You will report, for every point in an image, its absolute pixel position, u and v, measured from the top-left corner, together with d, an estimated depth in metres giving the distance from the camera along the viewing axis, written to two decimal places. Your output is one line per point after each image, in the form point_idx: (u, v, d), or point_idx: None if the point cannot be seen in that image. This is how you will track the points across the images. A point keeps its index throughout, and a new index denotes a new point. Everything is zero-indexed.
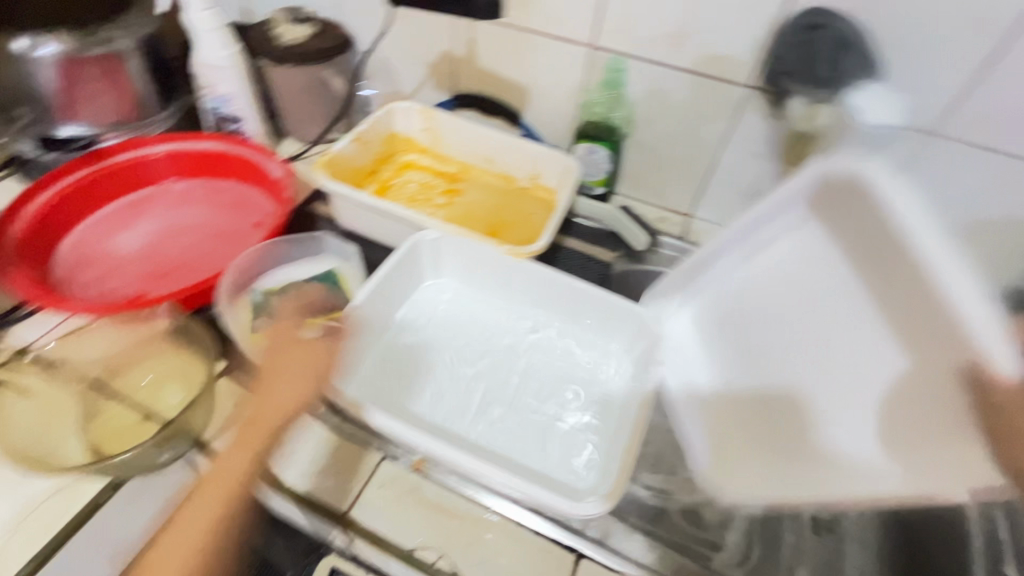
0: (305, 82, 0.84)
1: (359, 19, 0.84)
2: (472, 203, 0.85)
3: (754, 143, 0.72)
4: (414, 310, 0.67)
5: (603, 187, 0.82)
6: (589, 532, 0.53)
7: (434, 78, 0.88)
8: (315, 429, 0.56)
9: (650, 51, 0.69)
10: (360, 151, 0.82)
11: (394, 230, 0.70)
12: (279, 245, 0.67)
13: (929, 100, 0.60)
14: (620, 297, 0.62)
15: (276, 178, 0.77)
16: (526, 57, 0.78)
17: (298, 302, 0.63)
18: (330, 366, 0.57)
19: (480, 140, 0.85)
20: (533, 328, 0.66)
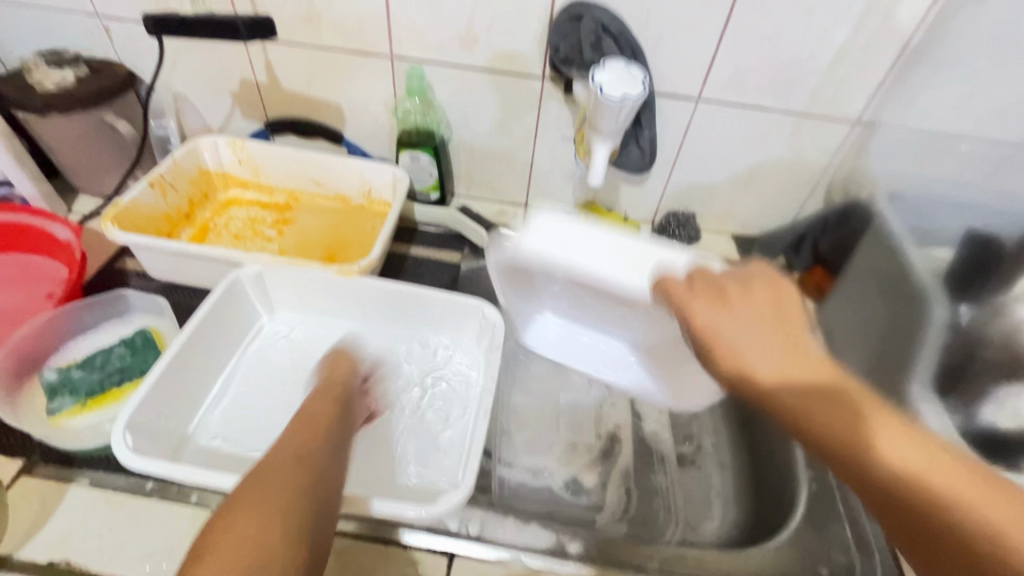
0: (87, 130, 0.75)
1: (137, 53, 0.77)
2: (306, 229, 0.81)
3: (561, 128, 0.77)
4: (254, 353, 0.63)
5: (436, 191, 0.83)
6: (464, 530, 0.54)
7: (240, 107, 0.83)
8: (143, 508, 0.50)
9: (445, 54, 0.71)
10: (166, 196, 0.75)
11: (212, 271, 0.65)
12: (75, 312, 0.59)
13: (687, 71, 0.68)
14: (453, 293, 0.63)
15: (63, 242, 0.67)
16: (328, 74, 0.76)
17: (105, 372, 0.56)
18: (147, 434, 0.51)
19: (300, 163, 0.81)
20: (385, 346, 0.66)
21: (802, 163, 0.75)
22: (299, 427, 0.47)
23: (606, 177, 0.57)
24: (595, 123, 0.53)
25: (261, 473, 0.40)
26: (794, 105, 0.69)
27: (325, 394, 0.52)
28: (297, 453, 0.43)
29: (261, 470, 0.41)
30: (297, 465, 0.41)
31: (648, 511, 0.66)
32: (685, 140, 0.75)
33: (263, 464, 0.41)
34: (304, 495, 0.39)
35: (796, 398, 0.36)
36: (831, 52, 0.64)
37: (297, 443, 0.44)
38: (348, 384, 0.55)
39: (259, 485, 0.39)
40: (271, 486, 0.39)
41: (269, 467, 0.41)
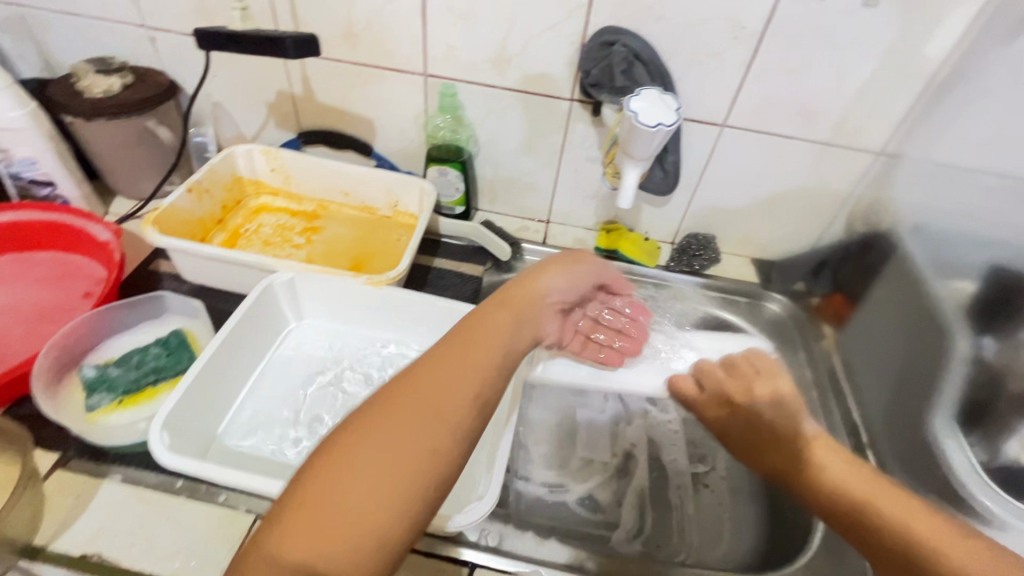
0: (129, 136, 0.78)
1: (180, 64, 0.80)
2: (333, 238, 0.83)
3: (587, 149, 0.78)
4: (283, 357, 0.65)
5: (461, 206, 0.85)
6: (483, 542, 0.54)
7: (274, 118, 0.85)
8: (173, 507, 0.51)
9: (478, 74, 0.73)
10: (201, 201, 0.78)
11: (245, 277, 0.67)
12: (113, 312, 0.61)
13: (713, 98, 0.70)
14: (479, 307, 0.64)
15: (102, 243, 0.69)
16: (363, 89, 0.78)
17: (141, 371, 0.57)
18: (181, 433, 0.52)
19: (331, 174, 0.83)
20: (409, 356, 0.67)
21: (824, 191, 0.76)
22: (465, 334, 0.45)
23: (634, 199, 0.59)
24: (628, 148, 0.55)
25: (434, 371, 0.41)
26: (819, 134, 0.71)
27: (503, 299, 0.50)
28: (499, 358, 0.44)
29: (429, 359, 0.42)
30: (442, 410, 0.38)
31: (663, 530, 0.66)
32: (709, 164, 0.77)
33: (444, 364, 0.41)
34: (453, 420, 0.38)
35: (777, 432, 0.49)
36: (857, 84, 0.66)
37: (457, 368, 0.41)
38: (543, 300, 0.52)
39: (432, 380, 0.40)
40: (415, 413, 0.38)
41: (416, 379, 0.40)
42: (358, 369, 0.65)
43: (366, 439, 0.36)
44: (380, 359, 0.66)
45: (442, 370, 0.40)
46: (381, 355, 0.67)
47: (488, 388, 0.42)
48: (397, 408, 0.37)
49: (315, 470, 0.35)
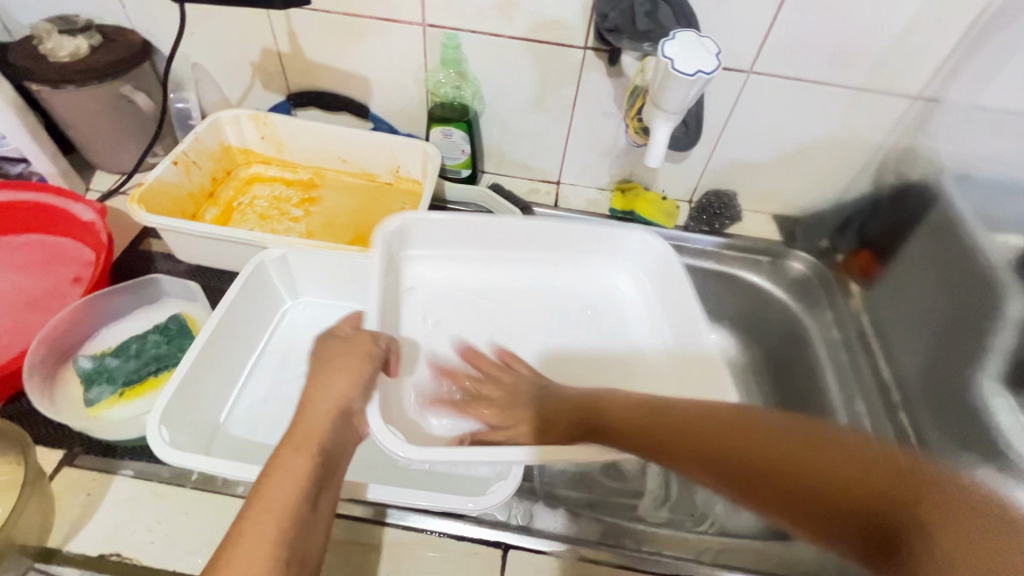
0: (103, 104, 0.71)
1: (151, 20, 0.72)
2: (332, 208, 0.78)
3: (601, 103, 0.73)
4: (280, 340, 0.62)
5: (467, 169, 0.79)
6: (513, 521, 0.53)
7: (260, 79, 0.79)
8: (191, 500, 0.49)
9: (482, 23, 0.67)
10: (189, 173, 0.72)
11: (245, 257, 0.63)
12: (105, 299, 0.57)
13: (740, 41, 0.64)
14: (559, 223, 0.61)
15: (86, 224, 0.64)
16: (357, 44, 0.72)
17: (142, 360, 0.54)
18: (180, 427, 0.49)
19: (326, 140, 0.77)
20: (427, 270, 0.61)
21: (853, 140, 0.71)
22: (270, 498, 0.36)
23: (664, 158, 0.54)
24: (659, 99, 0.50)
25: (258, 497, 0.36)
26: (853, 79, 0.66)
27: (291, 438, 0.40)
28: (305, 485, 0.37)
29: (240, 526, 0.34)
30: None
31: (690, 496, 0.65)
32: (732, 114, 0.71)
33: (257, 500, 0.36)
34: (311, 480, 0.38)
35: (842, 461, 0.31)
36: (899, 22, 0.60)
37: (264, 517, 0.35)
38: (346, 410, 0.43)
39: (266, 502, 0.36)
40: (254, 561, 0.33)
41: (233, 552, 0.33)
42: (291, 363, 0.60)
43: (263, 518, 0.35)
44: (422, 276, 0.61)
45: (278, 477, 0.37)
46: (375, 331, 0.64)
47: (331, 438, 0.41)
48: None
49: None
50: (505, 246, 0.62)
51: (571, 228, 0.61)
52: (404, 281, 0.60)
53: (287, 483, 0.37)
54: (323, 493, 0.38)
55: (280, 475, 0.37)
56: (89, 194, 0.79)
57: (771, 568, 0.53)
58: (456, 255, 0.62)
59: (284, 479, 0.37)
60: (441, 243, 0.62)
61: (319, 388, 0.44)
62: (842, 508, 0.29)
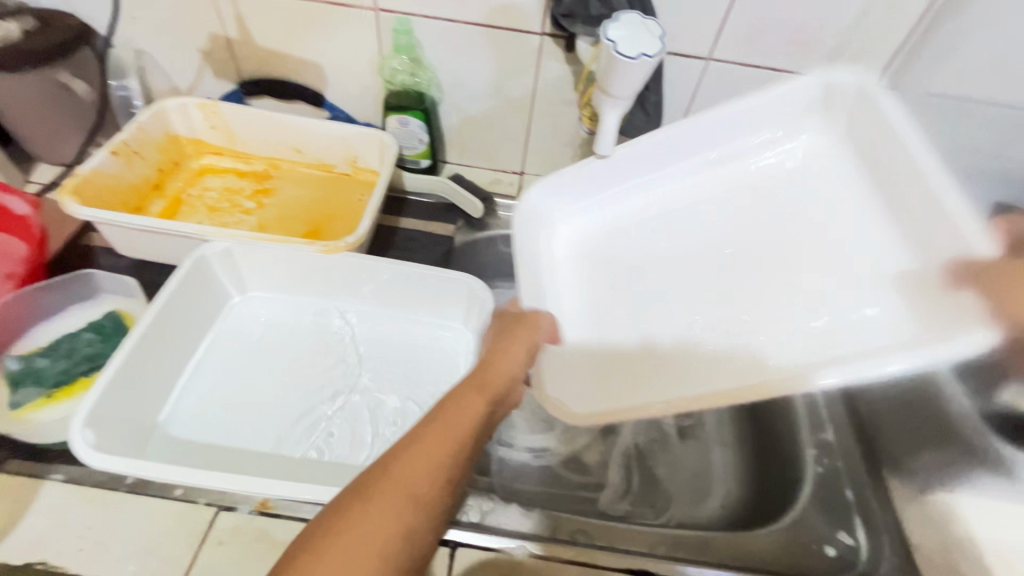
0: (38, 91, 0.68)
1: (89, 3, 0.69)
2: (287, 199, 0.75)
3: (560, 90, 0.71)
4: (225, 335, 0.60)
5: (427, 159, 0.78)
6: (466, 519, 0.52)
7: (210, 67, 0.76)
8: (123, 504, 0.47)
9: (436, 7, 0.65)
10: (132, 164, 0.70)
11: (187, 251, 0.60)
12: (35, 296, 0.55)
13: (699, 27, 0.62)
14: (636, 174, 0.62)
15: (19, 217, 0.60)
16: (307, 30, 0.69)
17: (74, 360, 0.53)
18: (109, 429, 0.47)
19: (278, 129, 0.75)
20: (565, 220, 0.63)
21: None
22: (423, 450, 0.35)
23: (613, 145, 0.54)
24: (605, 86, 0.50)
25: (417, 436, 0.36)
26: (813, 66, 0.65)
27: (474, 384, 0.43)
28: (459, 445, 0.37)
29: (390, 475, 0.33)
30: (370, 555, 0.30)
31: (650, 488, 0.65)
32: (694, 103, 0.70)
33: (395, 460, 0.34)
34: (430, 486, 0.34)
35: None
36: (857, 7, 0.59)
37: (411, 470, 0.34)
38: (516, 376, 0.46)
39: (382, 492, 0.33)
40: (368, 535, 0.31)
41: (342, 522, 0.31)
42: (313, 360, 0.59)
43: (373, 512, 0.32)
44: (560, 237, 0.63)
45: (430, 435, 0.36)
46: (422, 337, 0.62)
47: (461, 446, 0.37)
48: None
49: None
50: (574, 199, 0.63)
51: (650, 159, 0.61)
52: (551, 238, 0.62)
53: (450, 434, 0.37)
54: (459, 470, 0.36)
55: (439, 433, 0.37)
56: (30, 187, 0.75)
57: (725, 559, 0.52)
58: (591, 199, 0.63)
59: (441, 433, 0.37)
60: (567, 207, 0.63)
61: (497, 358, 0.47)
62: None
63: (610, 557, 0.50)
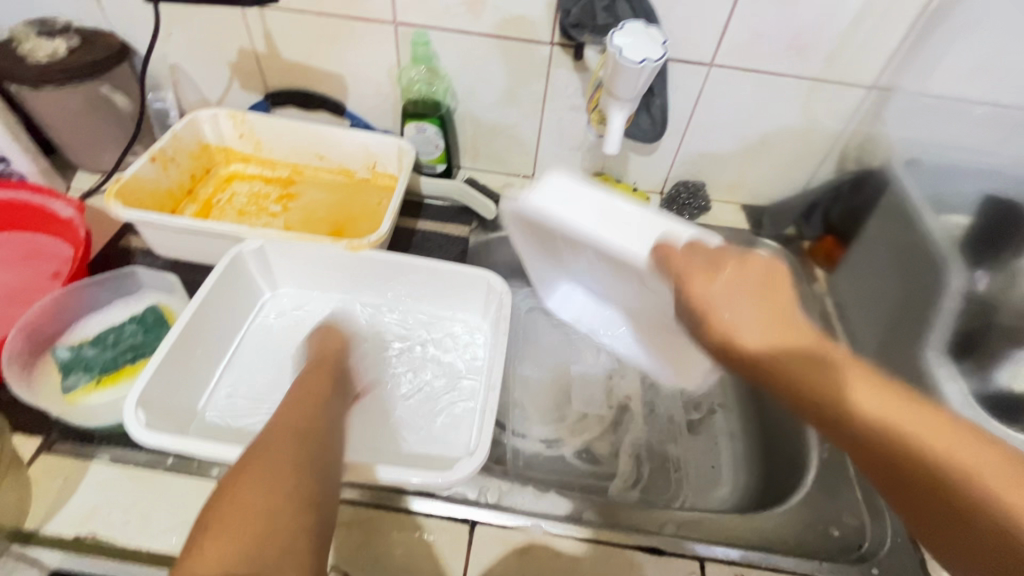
0: (81, 104, 0.73)
1: (129, 22, 0.74)
2: (310, 204, 0.79)
3: (569, 96, 0.75)
4: (257, 330, 0.63)
5: (443, 164, 0.81)
6: (483, 499, 0.55)
7: (238, 80, 0.80)
8: (165, 484, 0.50)
9: (451, 21, 0.69)
10: (167, 170, 0.74)
11: (223, 251, 0.64)
12: (83, 291, 0.59)
13: (700, 34, 0.66)
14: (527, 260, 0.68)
15: (65, 220, 0.65)
16: (330, 43, 0.74)
17: (120, 349, 0.56)
18: (155, 412, 0.51)
19: (302, 137, 0.79)
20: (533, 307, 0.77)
21: (814, 129, 0.74)
22: (288, 408, 0.43)
23: (621, 145, 0.58)
24: (612, 89, 0.54)
25: (290, 410, 0.43)
26: (810, 70, 0.68)
27: (320, 365, 0.51)
28: (298, 411, 0.43)
29: (273, 429, 0.40)
30: (292, 464, 0.37)
31: (660, 477, 0.67)
32: (696, 107, 0.73)
33: (263, 433, 0.40)
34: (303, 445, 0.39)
35: (935, 432, 0.33)
36: (850, 14, 0.62)
37: (298, 409, 0.43)
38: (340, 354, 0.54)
39: (264, 461, 0.36)
40: (270, 455, 0.37)
41: (269, 445, 0.38)
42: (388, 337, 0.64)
43: (255, 478, 0.35)
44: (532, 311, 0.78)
45: (286, 418, 0.42)
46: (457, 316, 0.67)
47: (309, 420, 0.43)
48: (262, 471, 0.36)
49: (222, 500, 0.34)
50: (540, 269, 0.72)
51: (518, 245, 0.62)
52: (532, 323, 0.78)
53: (304, 410, 0.43)
54: (328, 408, 0.45)
55: (288, 411, 0.43)
56: (71, 193, 0.80)
57: (733, 541, 0.54)
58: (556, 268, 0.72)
59: (310, 387, 0.47)
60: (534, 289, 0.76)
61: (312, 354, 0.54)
62: (955, 519, 0.31)
63: (624, 536, 0.53)
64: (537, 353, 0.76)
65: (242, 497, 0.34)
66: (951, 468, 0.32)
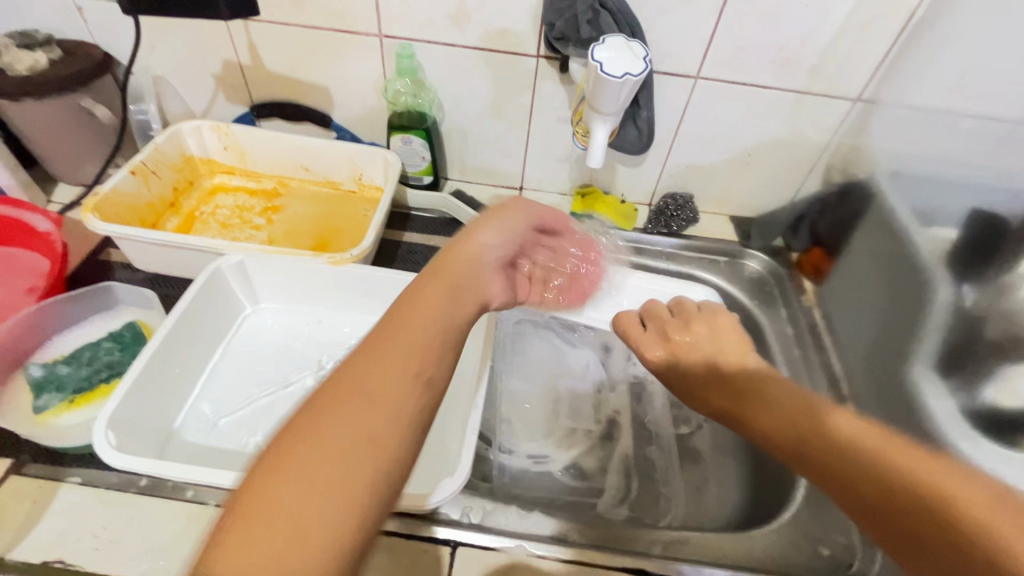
0: (61, 117, 0.72)
1: (112, 34, 0.73)
2: (295, 216, 0.78)
3: (556, 108, 0.75)
4: (237, 347, 0.62)
5: (430, 175, 0.81)
6: (466, 520, 0.53)
7: (223, 91, 0.80)
8: (137, 506, 0.49)
9: (436, 33, 0.69)
10: (149, 183, 0.73)
11: (203, 265, 0.63)
12: (58, 307, 0.58)
13: (685, 47, 0.66)
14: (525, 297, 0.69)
15: (42, 234, 0.64)
16: (315, 55, 0.73)
17: (94, 367, 0.55)
18: (128, 432, 0.49)
19: (287, 149, 0.78)
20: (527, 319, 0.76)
21: (801, 140, 0.74)
22: (442, 304, 0.39)
23: (605, 159, 0.57)
24: (595, 104, 0.53)
25: (395, 321, 0.36)
26: (796, 82, 0.68)
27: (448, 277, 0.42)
28: (437, 337, 0.36)
29: (354, 352, 0.34)
30: (392, 390, 0.32)
31: (649, 494, 0.65)
32: (683, 119, 0.73)
33: (375, 342, 0.34)
34: (417, 397, 0.32)
35: (897, 451, 0.34)
36: (833, 27, 0.62)
37: (391, 346, 0.34)
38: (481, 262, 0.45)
39: (342, 419, 0.30)
40: (358, 393, 0.31)
41: (343, 379, 0.32)
42: None
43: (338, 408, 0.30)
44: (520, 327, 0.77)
45: (423, 298, 0.38)
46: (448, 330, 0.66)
47: (436, 354, 0.35)
48: (338, 410, 0.30)
49: (267, 467, 0.28)
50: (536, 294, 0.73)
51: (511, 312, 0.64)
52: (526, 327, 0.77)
53: (428, 307, 0.38)
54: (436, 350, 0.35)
55: (415, 306, 0.37)
56: (51, 207, 0.79)
57: (720, 561, 0.53)
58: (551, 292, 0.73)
59: (464, 263, 0.44)
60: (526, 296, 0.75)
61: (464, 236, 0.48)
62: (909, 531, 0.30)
63: (609, 556, 0.52)
64: (525, 367, 0.75)
65: (307, 463, 0.28)
66: (903, 479, 0.32)
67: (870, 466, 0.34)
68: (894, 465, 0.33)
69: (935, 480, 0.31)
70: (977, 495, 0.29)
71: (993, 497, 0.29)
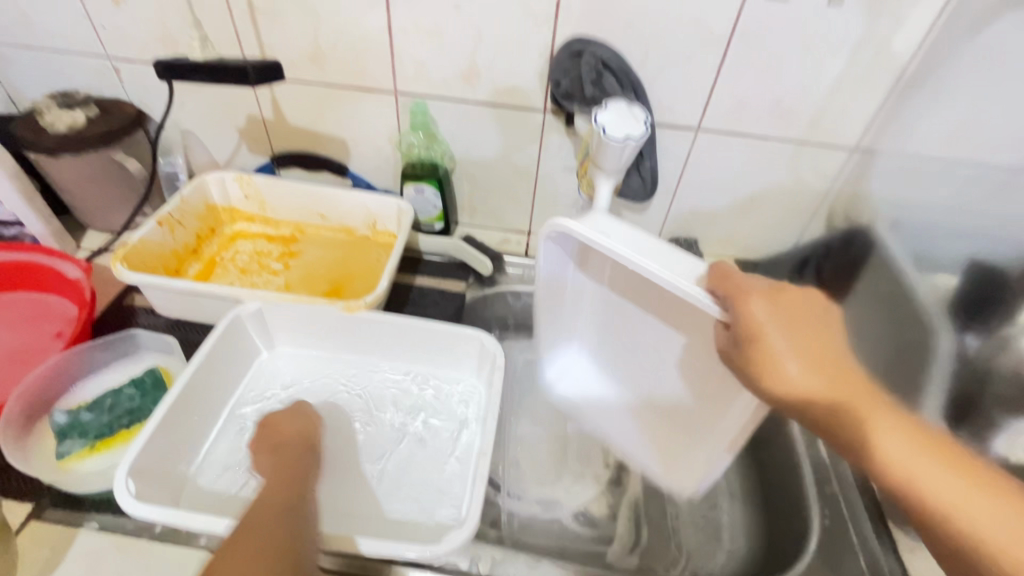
0: (95, 169, 0.76)
1: (146, 93, 0.78)
2: (311, 261, 0.81)
3: (563, 158, 0.78)
4: (254, 391, 0.64)
5: (442, 222, 0.83)
6: (475, 570, 0.53)
7: (247, 143, 0.84)
8: (150, 553, 0.49)
9: (448, 91, 0.73)
10: (174, 232, 0.77)
11: (222, 311, 0.66)
12: (85, 353, 0.60)
13: (686, 102, 0.69)
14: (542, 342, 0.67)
15: (72, 281, 0.67)
16: (334, 110, 0.78)
17: (115, 413, 0.57)
18: (146, 479, 0.51)
19: (305, 197, 0.82)
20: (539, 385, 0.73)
21: (802, 188, 0.76)
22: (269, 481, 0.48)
23: (609, 211, 0.59)
24: (598, 161, 0.56)
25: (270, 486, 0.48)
26: (793, 134, 0.70)
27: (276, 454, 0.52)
28: (294, 495, 0.47)
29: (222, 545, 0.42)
30: (263, 555, 0.41)
31: (660, 542, 0.65)
32: (686, 168, 0.76)
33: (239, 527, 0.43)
34: (275, 556, 0.41)
35: (945, 475, 0.39)
36: (827, 83, 0.65)
37: (246, 544, 0.42)
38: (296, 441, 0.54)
39: (232, 566, 0.40)
40: (244, 559, 0.40)
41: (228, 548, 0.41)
42: (388, 398, 0.64)
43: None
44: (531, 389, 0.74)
45: (274, 494, 0.46)
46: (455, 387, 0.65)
47: (290, 520, 0.45)
48: (237, 569, 0.40)
49: None
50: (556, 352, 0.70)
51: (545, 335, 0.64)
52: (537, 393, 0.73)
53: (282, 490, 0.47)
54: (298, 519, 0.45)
55: (255, 509, 0.45)
56: (80, 252, 0.83)
57: None
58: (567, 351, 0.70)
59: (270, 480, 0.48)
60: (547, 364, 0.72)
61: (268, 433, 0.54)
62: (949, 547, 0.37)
63: None
64: (534, 409, 0.76)
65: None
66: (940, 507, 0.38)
67: (913, 488, 0.39)
68: (937, 491, 0.38)
69: (963, 512, 0.37)
70: (1000, 531, 0.35)
71: (1011, 522, 0.36)
